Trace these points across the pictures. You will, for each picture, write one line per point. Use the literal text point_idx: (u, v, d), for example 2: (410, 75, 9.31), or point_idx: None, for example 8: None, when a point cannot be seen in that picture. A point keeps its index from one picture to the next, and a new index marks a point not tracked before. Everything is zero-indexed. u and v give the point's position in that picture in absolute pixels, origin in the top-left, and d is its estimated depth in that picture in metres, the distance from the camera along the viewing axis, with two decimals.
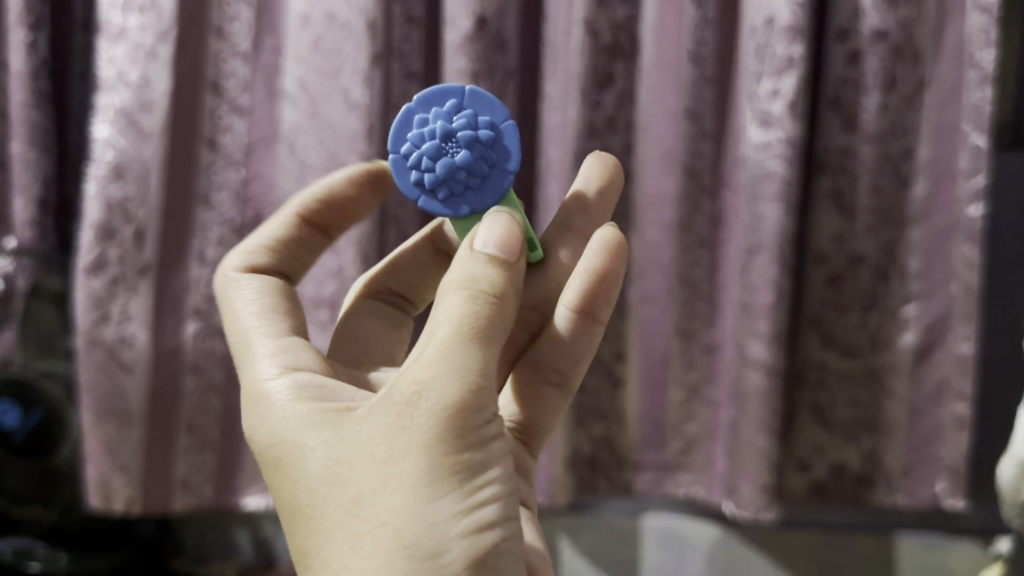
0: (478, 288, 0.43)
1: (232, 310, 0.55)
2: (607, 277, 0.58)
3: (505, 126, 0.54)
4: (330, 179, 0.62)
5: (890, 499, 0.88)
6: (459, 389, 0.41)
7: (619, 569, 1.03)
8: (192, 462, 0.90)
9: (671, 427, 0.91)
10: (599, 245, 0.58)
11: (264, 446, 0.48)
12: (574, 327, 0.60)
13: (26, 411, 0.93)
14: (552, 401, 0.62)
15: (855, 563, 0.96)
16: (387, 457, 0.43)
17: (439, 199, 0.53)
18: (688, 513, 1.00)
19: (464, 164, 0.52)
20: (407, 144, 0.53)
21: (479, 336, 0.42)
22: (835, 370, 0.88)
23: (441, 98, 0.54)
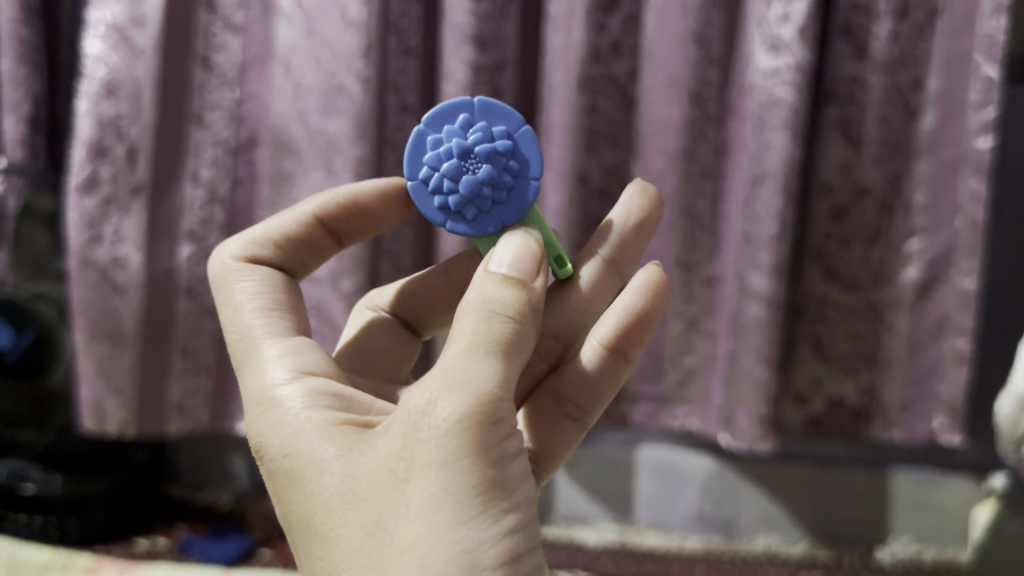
0: (495, 308, 0.43)
1: (231, 305, 0.53)
2: (642, 319, 0.60)
3: (520, 134, 0.55)
4: (352, 185, 0.60)
5: (886, 435, 0.88)
6: (479, 401, 0.40)
7: (613, 500, 1.03)
8: (187, 385, 0.89)
9: (668, 359, 0.91)
10: (641, 286, 0.60)
11: (272, 458, 0.45)
12: (603, 363, 0.60)
13: (19, 332, 0.92)
14: (568, 431, 0.59)
15: (848, 497, 0.97)
16: (408, 473, 0.40)
17: (467, 218, 0.54)
18: (684, 446, 1.00)
19: (486, 179, 0.53)
20: (425, 168, 0.54)
21: (495, 351, 0.42)
22: (835, 304, 0.87)
23: (450, 118, 0.54)
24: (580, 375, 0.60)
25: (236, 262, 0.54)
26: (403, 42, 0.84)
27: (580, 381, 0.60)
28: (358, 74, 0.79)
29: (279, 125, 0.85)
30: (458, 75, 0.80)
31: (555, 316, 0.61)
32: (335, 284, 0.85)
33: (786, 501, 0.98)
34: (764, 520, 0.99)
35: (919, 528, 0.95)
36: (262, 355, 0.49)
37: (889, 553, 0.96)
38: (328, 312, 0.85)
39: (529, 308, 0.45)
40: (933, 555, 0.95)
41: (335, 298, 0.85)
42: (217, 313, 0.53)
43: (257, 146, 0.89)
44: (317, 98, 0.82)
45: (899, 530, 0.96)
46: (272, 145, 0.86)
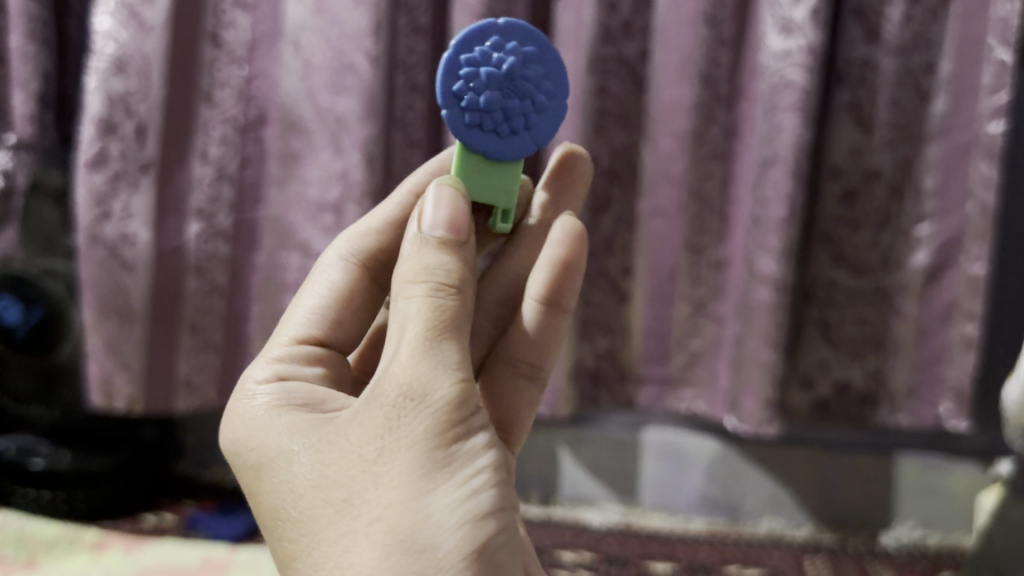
0: (438, 281, 0.41)
1: (303, 292, 0.55)
2: (569, 267, 0.56)
3: (554, 106, 0.51)
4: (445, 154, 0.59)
5: (892, 419, 0.89)
6: (444, 383, 0.39)
7: (618, 483, 1.03)
8: (196, 361, 0.89)
9: (674, 342, 0.91)
10: (560, 233, 0.55)
11: (245, 452, 0.45)
12: (542, 318, 0.57)
13: (27, 306, 0.92)
14: (519, 385, 0.58)
15: (854, 482, 0.97)
16: (377, 456, 0.39)
17: (464, 121, 0.49)
18: (690, 428, 1.00)
19: (505, 110, 0.49)
20: (469, 55, 0.49)
21: (450, 332, 0.41)
22: (844, 288, 0.87)
23: (523, 39, 0.50)
24: (523, 338, 0.58)
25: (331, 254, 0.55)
26: (412, 20, 0.84)
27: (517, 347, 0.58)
28: (367, 52, 0.79)
29: (288, 103, 0.85)
30: None
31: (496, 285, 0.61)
32: None
33: (791, 485, 0.98)
34: (768, 503, 0.99)
35: (925, 513, 0.95)
36: (264, 354, 0.51)
37: (893, 537, 0.96)
38: None
39: (469, 273, 0.43)
40: (937, 540, 0.95)
41: None
42: (288, 307, 0.55)
43: (267, 123, 0.88)
44: (325, 75, 0.82)
45: (905, 515, 0.96)
46: (281, 124, 0.86)
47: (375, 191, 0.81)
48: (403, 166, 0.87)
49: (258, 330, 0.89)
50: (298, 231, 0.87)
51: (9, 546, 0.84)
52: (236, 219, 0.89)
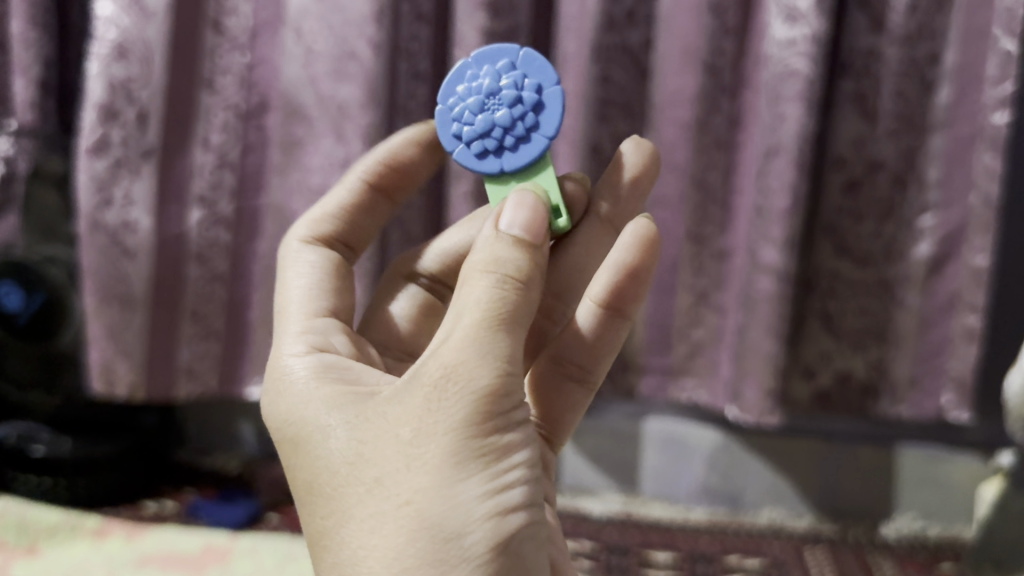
0: (504, 272, 0.41)
1: (283, 283, 0.55)
2: (635, 274, 0.55)
3: (548, 93, 0.52)
4: (392, 141, 0.59)
5: (894, 410, 0.89)
6: (491, 372, 0.39)
7: (619, 471, 1.03)
8: (196, 348, 0.90)
9: (676, 332, 0.91)
10: (631, 239, 0.55)
11: (287, 423, 0.46)
12: (599, 321, 0.57)
13: (28, 293, 0.92)
14: (567, 387, 0.58)
15: (855, 473, 0.97)
16: (413, 439, 0.40)
17: (473, 153, 0.53)
18: (691, 418, 0.99)
19: (497, 124, 0.52)
20: (454, 96, 0.53)
21: (507, 323, 0.40)
22: (847, 279, 0.87)
23: (497, 60, 0.53)
24: (577, 341, 0.57)
25: (298, 243, 0.56)
26: (416, 7, 0.83)
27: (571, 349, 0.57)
28: (370, 40, 0.79)
29: (290, 91, 0.84)
30: (470, 42, 0.80)
31: (555, 278, 0.60)
32: None
33: (792, 475, 0.98)
34: (769, 493, 0.99)
35: (925, 504, 0.96)
36: (286, 331, 0.51)
37: (894, 528, 0.96)
38: None
39: (535, 269, 0.42)
40: (937, 530, 0.95)
41: None
42: (274, 298, 0.55)
43: (269, 110, 0.88)
44: (327, 63, 0.82)
45: (905, 506, 0.96)
46: (282, 111, 0.85)
47: None
48: None
49: (260, 318, 0.89)
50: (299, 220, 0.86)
51: (10, 532, 0.84)
52: (237, 206, 0.88)
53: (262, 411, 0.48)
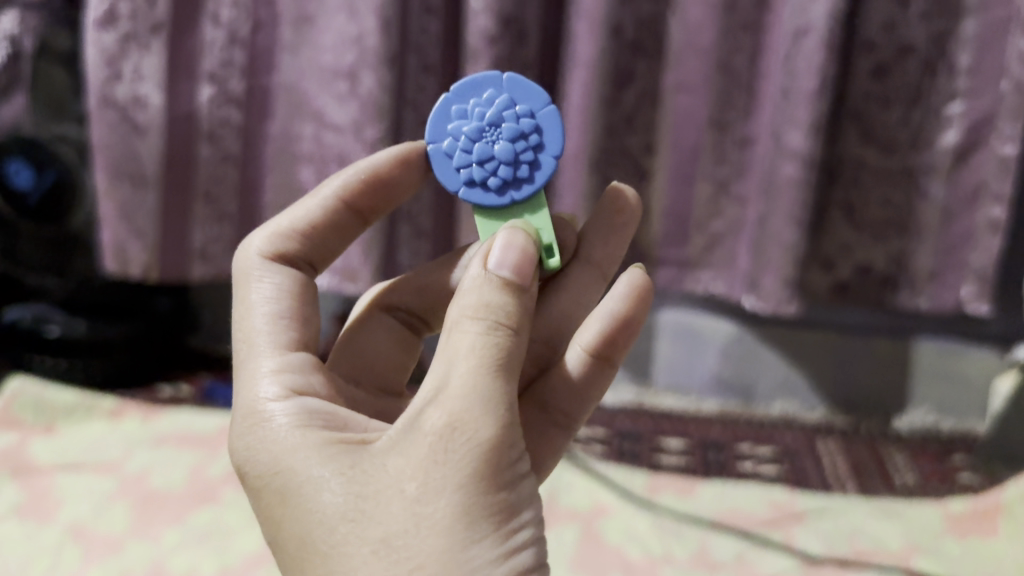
0: (494, 320, 0.37)
1: (244, 306, 0.45)
2: (627, 324, 0.52)
3: (543, 114, 0.47)
4: (377, 155, 0.49)
5: (913, 302, 0.89)
6: (495, 424, 0.35)
7: (633, 360, 1.02)
8: (211, 232, 0.88)
9: (695, 223, 0.89)
10: (624, 288, 0.52)
11: (265, 474, 0.38)
12: (588, 372, 0.52)
13: (39, 171, 0.89)
14: (550, 434, 0.51)
15: (871, 366, 0.96)
16: (423, 496, 0.34)
17: (482, 190, 0.47)
18: (706, 309, 0.98)
19: (504, 156, 0.46)
20: (445, 138, 0.47)
21: (505, 371, 0.37)
22: (871, 169, 0.85)
23: (482, 91, 0.47)
24: (564, 384, 0.52)
25: (258, 261, 0.46)
26: None
27: (555, 392, 0.52)
28: None
29: None
30: None
31: (543, 323, 0.53)
32: (358, 133, 0.80)
33: (807, 368, 0.98)
34: (782, 386, 0.99)
35: (939, 399, 0.96)
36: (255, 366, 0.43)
37: (907, 422, 0.97)
38: (349, 160, 0.82)
39: (526, 319, 0.38)
40: (950, 425, 0.96)
41: (358, 148, 0.81)
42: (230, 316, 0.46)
43: None
44: None
45: (919, 400, 0.96)
46: None
47: (390, 57, 0.77)
48: (419, 34, 0.82)
49: (273, 203, 0.88)
50: (311, 100, 0.84)
51: (28, 411, 0.84)
52: (247, 85, 0.85)
53: (231, 456, 0.40)
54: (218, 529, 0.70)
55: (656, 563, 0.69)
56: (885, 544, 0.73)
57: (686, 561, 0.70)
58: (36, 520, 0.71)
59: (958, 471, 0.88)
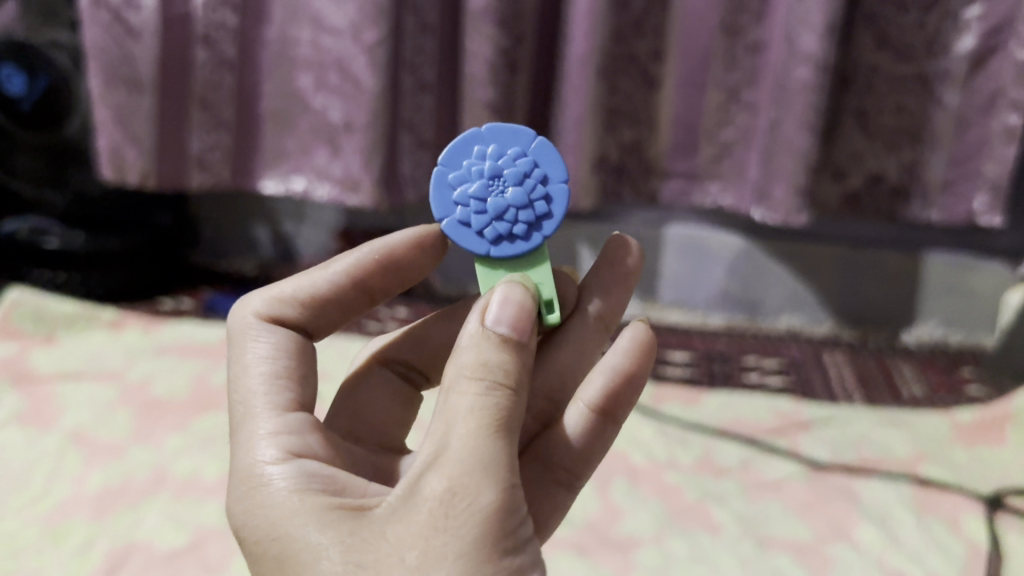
0: (493, 380, 0.33)
1: (237, 368, 0.39)
2: (631, 380, 0.46)
3: (535, 150, 0.43)
4: (390, 234, 0.45)
5: (924, 214, 0.87)
6: (496, 490, 0.31)
7: (638, 277, 1.01)
8: (208, 140, 0.87)
9: (704, 132, 0.87)
10: (626, 341, 0.46)
11: (260, 540, 0.33)
12: (590, 430, 0.46)
13: (31, 77, 0.87)
14: (553, 494, 0.45)
15: (880, 280, 0.95)
16: (426, 565, 0.30)
17: (512, 241, 0.42)
18: (712, 223, 0.96)
19: (520, 198, 0.42)
20: (455, 210, 0.42)
21: (504, 433, 0.33)
22: (885, 75, 0.83)
23: (469, 151, 0.43)
24: (565, 444, 0.46)
25: (255, 321, 0.41)
26: None
27: (556, 449, 0.46)
28: None
29: None
30: None
31: (542, 376, 0.47)
32: (357, 37, 0.78)
33: (814, 281, 0.97)
34: (789, 300, 0.98)
35: (949, 312, 0.94)
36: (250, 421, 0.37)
37: (914, 336, 0.96)
38: (349, 65, 0.80)
39: (525, 378, 0.35)
40: (958, 338, 0.95)
41: (357, 51, 0.79)
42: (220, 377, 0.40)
43: None
44: None
45: (928, 313, 0.95)
46: None
47: None
48: None
49: (271, 111, 0.87)
50: (308, 3, 0.81)
51: (27, 320, 0.83)
52: None
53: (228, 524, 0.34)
54: (221, 434, 0.69)
55: (661, 468, 0.69)
56: (893, 452, 0.72)
57: (691, 466, 0.69)
58: (37, 426, 0.70)
59: (966, 383, 0.87)
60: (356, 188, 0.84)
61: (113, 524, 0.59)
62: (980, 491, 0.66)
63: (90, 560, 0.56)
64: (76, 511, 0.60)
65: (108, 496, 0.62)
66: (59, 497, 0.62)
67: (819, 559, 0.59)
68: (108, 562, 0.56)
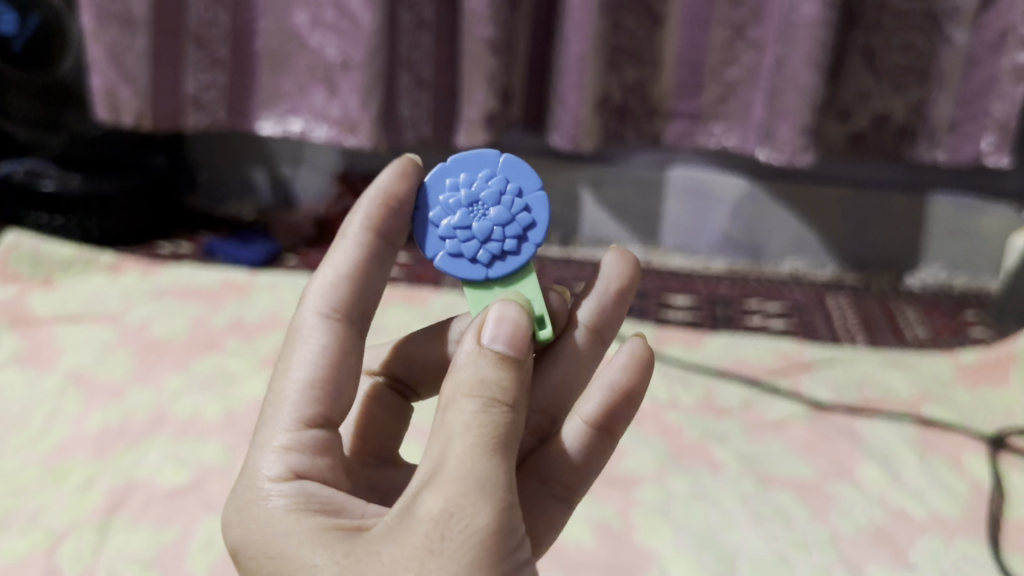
0: (490, 397, 0.30)
1: (282, 371, 0.36)
2: (628, 397, 0.43)
3: (504, 166, 0.40)
4: (381, 177, 0.39)
5: (930, 155, 0.86)
6: (492, 512, 0.29)
7: (639, 222, 1.00)
8: (203, 78, 0.86)
9: (708, 71, 0.86)
10: (624, 357, 0.42)
11: (259, 558, 0.32)
12: (587, 445, 0.42)
13: (24, 16, 0.85)
14: (550, 512, 0.42)
15: (885, 223, 0.94)
16: None
17: (507, 261, 0.39)
18: (716, 165, 0.95)
19: (503, 217, 0.39)
20: (443, 244, 0.39)
21: (502, 449, 0.30)
22: (893, 11, 0.81)
23: (442, 184, 0.39)
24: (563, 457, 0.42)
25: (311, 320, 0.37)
26: None
27: (554, 466, 0.42)
28: None
29: None
30: None
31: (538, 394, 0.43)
32: None
33: (819, 225, 0.96)
34: (791, 244, 0.97)
35: (952, 256, 0.94)
36: (262, 439, 0.35)
37: (918, 279, 0.96)
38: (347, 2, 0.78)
39: (525, 392, 0.32)
40: (962, 282, 0.95)
41: None
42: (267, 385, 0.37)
43: None
44: None
45: (933, 257, 0.95)
46: None
47: None
48: None
49: (267, 49, 0.86)
50: None
51: (24, 264, 0.82)
52: None
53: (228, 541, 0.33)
54: (221, 376, 0.69)
55: (663, 408, 0.68)
56: (895, 392, 0.72)
57: (693, 406, 0.69)
58: (36, 367, 0.70)
59: (969, 325, 0.87)
60: (354, 129, 0.83)
61: (113, 463, 0.59)
62: (983, 432, 0.66)
63: (91, 498, 0.56)
64: (77, 450, 0.60)
65: (108, 436, 0.62)
66: (59, 436, 0.62)
67: (822, 497, 0.59)
68: (108, 500, 0.55)
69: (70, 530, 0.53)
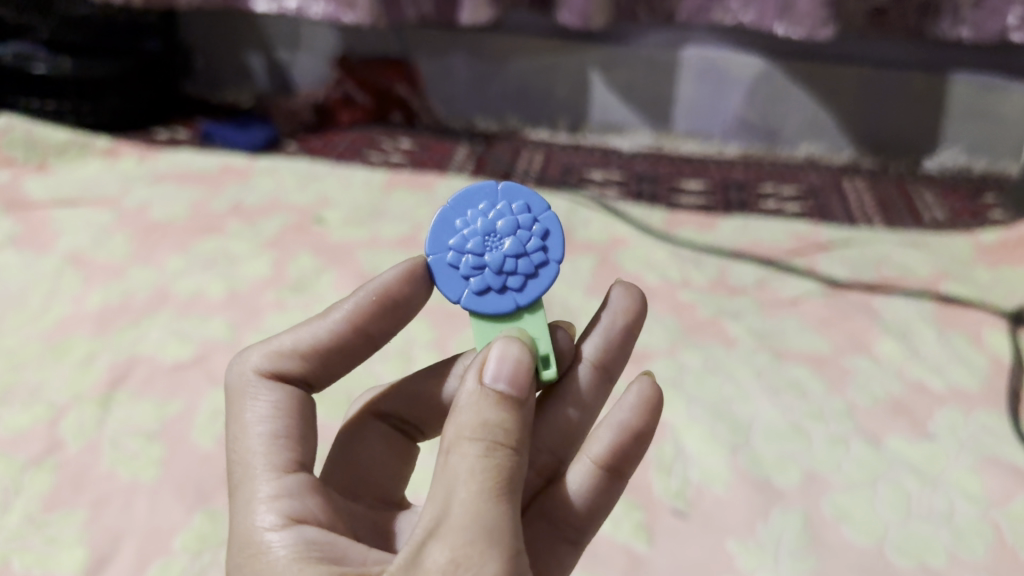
0: (494, 440, 0.28)
1: (235, 430, 0.33)
2: (641, 437, 0.39)
3: (459, 200, 0.37)
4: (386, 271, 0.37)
5: (954, 32, 0.82)
6: (501, 562, 0.27)
7: (651, 105, 0.97)
8: None
9: None
10: (634, 396, 0.39)
11: None
12: (597, 489, 0.39)
13: None
14: (559, 555, 0.38)
15: (905, 103, 0.91)
16: None
17: (548, 242, 0.37)
18: (733, 43, 0.91)
19: (513, 219, 0.36)
20: (510, 290, 0.36)
21: (508, 495, 0.28)
22: None
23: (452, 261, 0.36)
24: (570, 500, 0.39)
25: (254, 379, 0.34)
26: None
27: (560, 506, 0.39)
28: None
29: None
30: None
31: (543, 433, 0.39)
32: None
33: (837, 105, 0.93)
34: (809, 126, 0.95)
35: (972, 138, 0.91)
36: (243, 492, 0.32)
37: (937, 162, 0.93)
38: None
39: (529, 434, 0.29)
40: (982, 166, 0.92)
41: None
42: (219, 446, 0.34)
43: None
44: None
45: (952, 139, 0.92)
46: None
47: None
48: None
49: None
50: None
51: (17, 148, 0.80)
52: None
53: None
54: (223, 256, 0.67)
55: (675, 287, 0.66)
56: (912, 271, 0.70)
57: (706, 285, 0.67)
58: (34, 249, 0.68)
59: (990, 209, 0.84)
60: (352, 4, 0.81)
61: (113, 340, 0.58)
62: (1003, 307, 0.64)
63: (92, 374, 0.55)
64: (78, 328, 0.59)
65: (110, 313, 0.61)
66: (59, 314, 0.61)
67: (838, 370, 0.58)
68: (111, 375, 0.54)
69: (73, 404, 0.52)
